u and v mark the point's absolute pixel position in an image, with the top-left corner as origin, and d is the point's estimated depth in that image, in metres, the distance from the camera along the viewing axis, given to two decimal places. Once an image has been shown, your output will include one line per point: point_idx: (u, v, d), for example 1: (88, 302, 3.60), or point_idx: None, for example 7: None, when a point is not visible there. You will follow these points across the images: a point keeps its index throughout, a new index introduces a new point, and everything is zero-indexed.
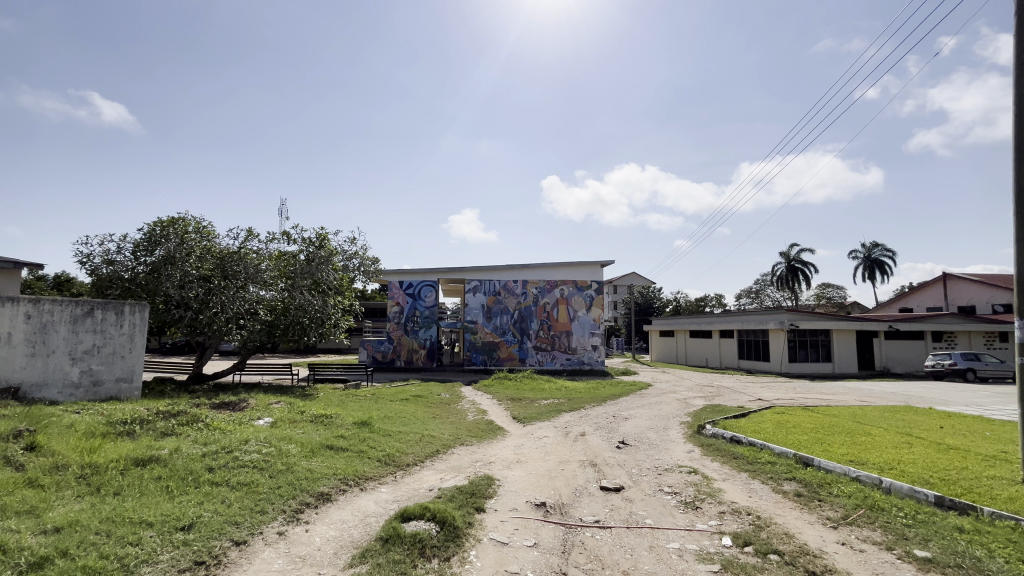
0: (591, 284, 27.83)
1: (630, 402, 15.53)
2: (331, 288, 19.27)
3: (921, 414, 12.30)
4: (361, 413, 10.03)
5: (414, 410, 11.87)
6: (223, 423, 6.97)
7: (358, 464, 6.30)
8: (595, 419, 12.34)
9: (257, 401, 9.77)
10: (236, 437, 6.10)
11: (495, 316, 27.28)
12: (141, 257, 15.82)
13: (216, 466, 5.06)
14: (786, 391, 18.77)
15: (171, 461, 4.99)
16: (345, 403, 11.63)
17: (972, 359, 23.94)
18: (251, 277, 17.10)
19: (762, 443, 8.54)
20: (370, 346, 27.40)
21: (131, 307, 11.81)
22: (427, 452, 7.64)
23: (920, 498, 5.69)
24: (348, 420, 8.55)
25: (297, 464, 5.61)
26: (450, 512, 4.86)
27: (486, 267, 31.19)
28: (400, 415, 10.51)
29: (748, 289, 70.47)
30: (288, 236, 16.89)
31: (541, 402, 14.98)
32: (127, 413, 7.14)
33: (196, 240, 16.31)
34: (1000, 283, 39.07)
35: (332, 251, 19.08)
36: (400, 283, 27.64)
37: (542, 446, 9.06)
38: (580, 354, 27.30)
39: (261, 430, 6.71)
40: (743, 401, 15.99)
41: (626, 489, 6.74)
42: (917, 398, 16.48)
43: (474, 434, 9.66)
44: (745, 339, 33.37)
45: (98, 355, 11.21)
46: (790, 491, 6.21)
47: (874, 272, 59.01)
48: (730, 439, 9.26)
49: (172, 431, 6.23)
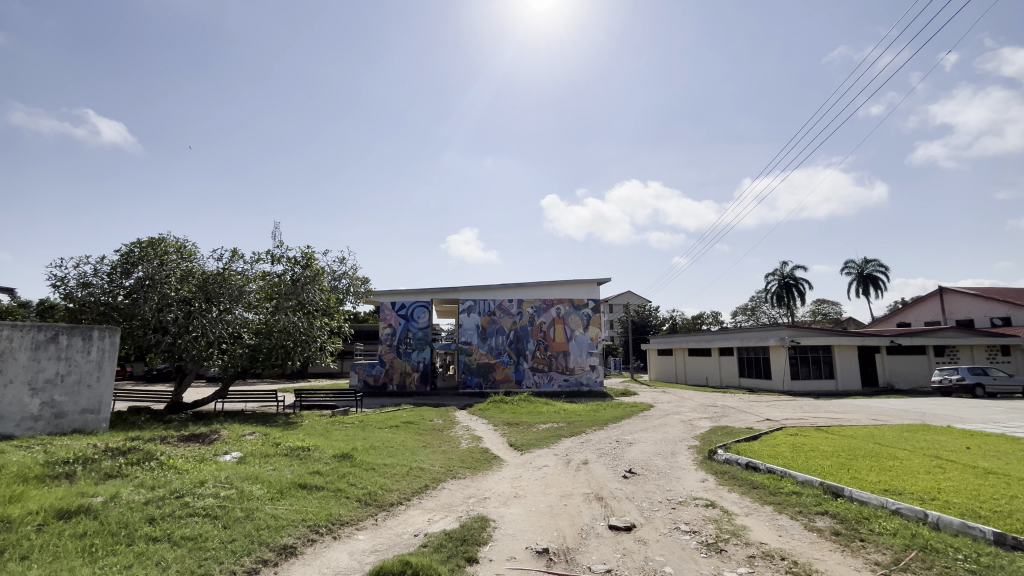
0: (588, 302, 27.26)
1: (633, 425, 14.72)
2: (317, 309, 18.37)
3: (941, 434, 11.62)
4: (344, 444, 9.18)
5: (403, 439, 11.04)
6: (182, 459, 6.11)
7: (332, 506, 5.49)
8: (598, 444, 11.56)
9: (230, 433, 8.90)
10: (194, 477, 5.28)
11: (490, 337, 26.53)
12: (117, 279, 15.21)
13: (160, 517, 4.29)
14: (793, 410, 18.07)
15: (105, 511, 4.20)
16: (329, 433, 10.72)
17: (980, 374, 23.33)
18: (234, 299, 16.48)
19: (782, 470, 7.80)
20: (361, 370, 26.45)
21: (99, 332, 11.08)
22: (414, 488, 6.83)
23: (975, 535, 5.01)
24: (328, 453, 7.73)
25: (258, 509, 4.82)
26: (435, 567, 4.10)
27: (480, 285, 30.45)
28: (387, 445, 9.70)
29: (743, 306, 70.59)
30: (272, 255, 16.18)
31: (539, 426, 14.12)
32: (74, 450, 6.32)
33: (177, 261, 15.76)
34: (997, 297, 39.09)
35: (318, 271, 18.25)
36: (392, 303, 27.01)
37: (541, 478, 8.27)
38: (578, 375, 26.48)
39: (225, 468, 5.90)
40: (750, 422, 15.24)
41: (637, 528, 5.98)
42: (930, 415, 15.84)
43: (468, 464, 8.92)
44: (746, 357, 32.79)
45: (62, 385, 10.42)
46: (826, 528, 5.48)
47: (868, 287, 59.18)
48: (746, 466, 8.50)
49: (120, 472, 5.37)
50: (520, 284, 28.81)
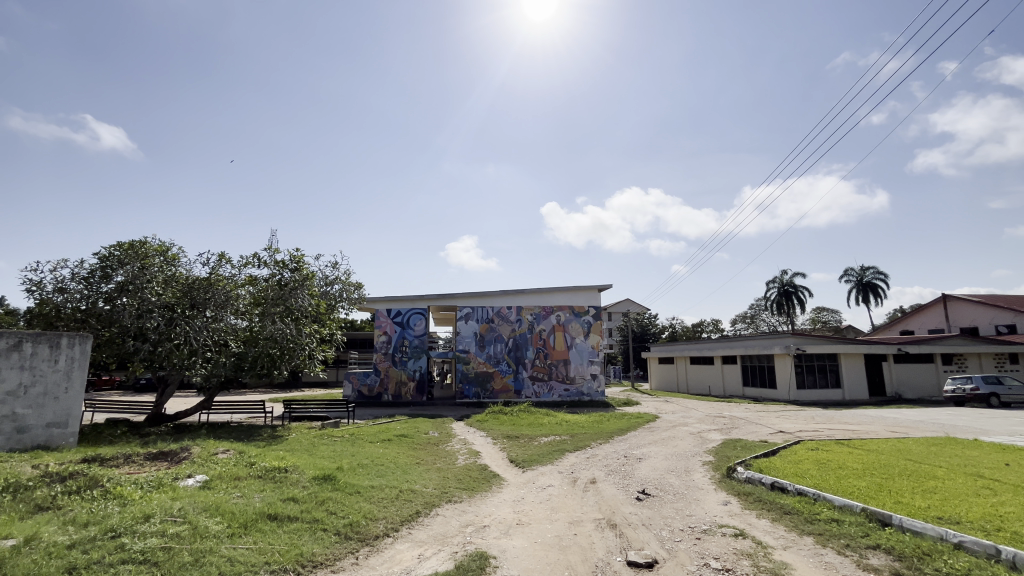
0: (589, 309, 26.49)
1: (641, 438, 13.91)
2: (306, 315, 17.48)
3: (973, 449, 10.85)
4: (330, 462, 8.35)
5: (396, 454, 10.21)
6: (134, 486, 5.29)
7: (305, 542, 4.66)
8: (605, 460, 10.74)
9: (201, 450, 8.06)
10: (140, 509, 4.46)
11: (488, 345, 25.72)
12: (96, 283, 14.36)
13: (84, 565, 3.49)
14: (805, 422, 17.25)
15: (14, 559, 3.41)
16: (315, 449, 9.90)
17: (994, 383, 22.60)
18: (221, 305, 15.65)
19: (814, 492, 7.01)
20: (355, 380, 25.58)
21: (69, 339, 10.20)
22: (403, 516, 6.00)
23: None
24: (308, 474, 6.90)
25: (212, 551, 4.00)
26: None
27: (477, 292, 29.65)
28: (377, 462, 8.87)
29: (743, 314, 70.07)
30: (259, 258, 15.35)
31: (541, 440, 13.28)
32: (12, 474, 5.50)
33: (160, 265, 14.93)
34: (1002, 304, 38.56)
35: (308, 275, 17.41)
36: (387, 310, 26.21)
37: (546, 501, 7.45)
38: (579, 384, 25.64)
39: (182, 497, 5.07)
40: (762, 434, 14.42)
41: (660, 565, 5.18)
42: (952, 427, 15.06)
43: (465, 485, 8.10)
44: (750, 365, 32.02)
45: (26, 398, 9.64)
46: (884, 568, 4.71)
47: (868, 295, 58.73)
48: (772, 486, 7.71)
49: (53, 503, 4.56)
50: (519, 290, 28.07)
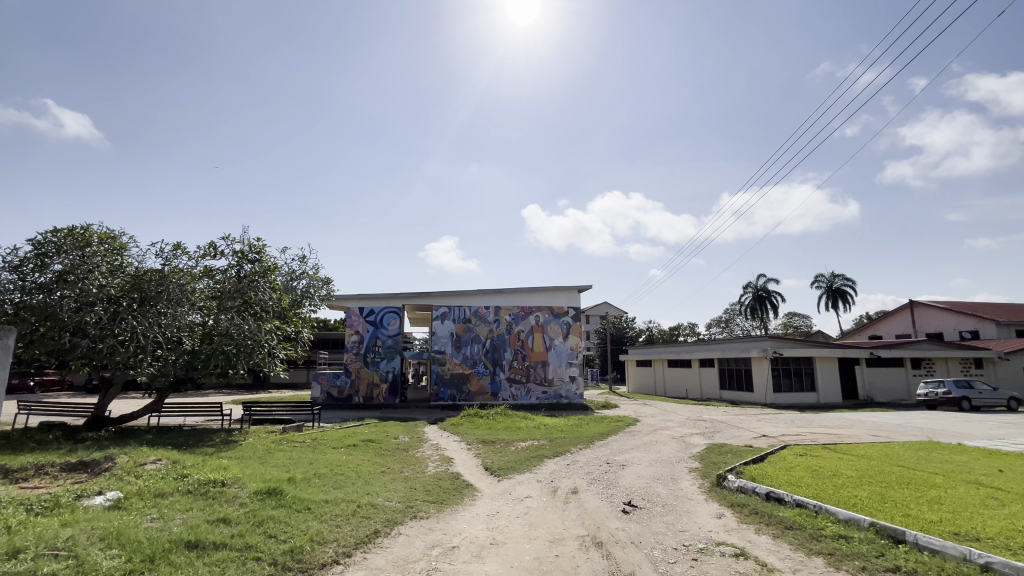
0: (568, 310, 25.88)
1: (622, 442, 13.35)
2: (268, 311, 16.29)
3: (961, 454, 10.55)
4: (281, 473, 7.40)
5: (359, 462, 9.31)
6: (19, 508, 4.31)
7: None
8: (587, 467, 10.05)
9: (129, 460, 7.00)
10: (9, 542, 3.52)
11: (465, 346, 24.85)
12: (29, 273, 12.94)
13: None
14: (787, 425, 16.97)
15: None
16: (268, 457, 8.92)
17: (965, 387, 22.87)
18: (175, 300, 14.37)
19: (815, 503, 6.43)
20: (324, 381, 24.37)
21: None
22: (357, 538, 5.14)
23: None
24: (250, 488, 5.96)
25: None
26: None
27: (454, 291, 28.73)
28: (336, 472, 7.95)
29: (717, 319, 70.92)
30: (217, 248, 14.19)
31: (518, 445, 12.52)
32: None
33: (105, 255, 13.55)
34: (966, 310, 39.64)
35: (271, 267, 16.26)
36: (360, 309, 25.09)
37: (524, 515, 6.68)
38: (557, 387, 25.01)
39: (77, 522, 4.13)
40: (746, 439, 14.00)
41: None
42: (931, 431, 14.92)
43: (434, 496, 7.29)
44: (727, 369, 31.98)
45: None
46: None
47: (836, 301, 60.11)
48: (767, 497, 7.13)
49: None
50: (497, 290, 27.32)
